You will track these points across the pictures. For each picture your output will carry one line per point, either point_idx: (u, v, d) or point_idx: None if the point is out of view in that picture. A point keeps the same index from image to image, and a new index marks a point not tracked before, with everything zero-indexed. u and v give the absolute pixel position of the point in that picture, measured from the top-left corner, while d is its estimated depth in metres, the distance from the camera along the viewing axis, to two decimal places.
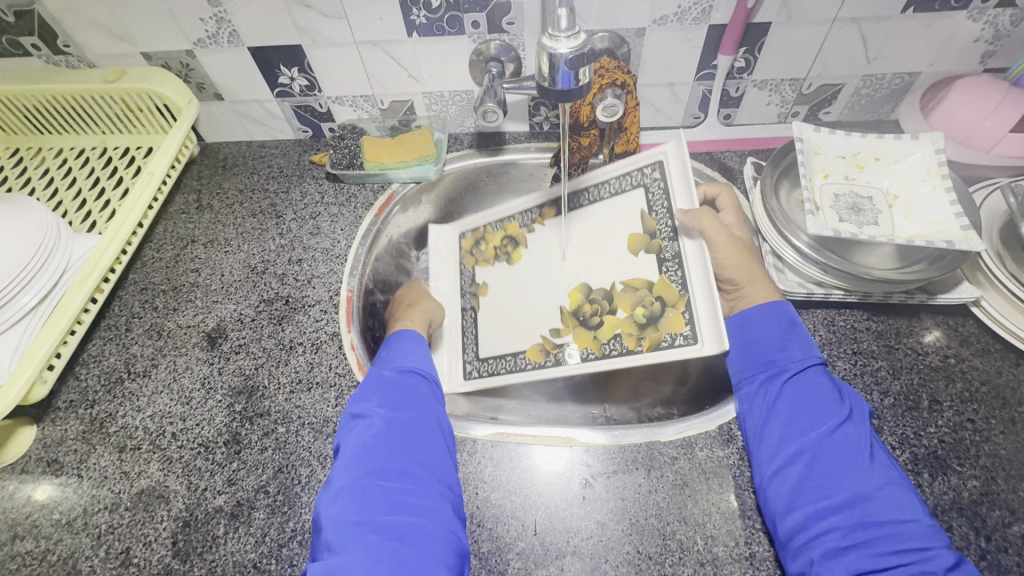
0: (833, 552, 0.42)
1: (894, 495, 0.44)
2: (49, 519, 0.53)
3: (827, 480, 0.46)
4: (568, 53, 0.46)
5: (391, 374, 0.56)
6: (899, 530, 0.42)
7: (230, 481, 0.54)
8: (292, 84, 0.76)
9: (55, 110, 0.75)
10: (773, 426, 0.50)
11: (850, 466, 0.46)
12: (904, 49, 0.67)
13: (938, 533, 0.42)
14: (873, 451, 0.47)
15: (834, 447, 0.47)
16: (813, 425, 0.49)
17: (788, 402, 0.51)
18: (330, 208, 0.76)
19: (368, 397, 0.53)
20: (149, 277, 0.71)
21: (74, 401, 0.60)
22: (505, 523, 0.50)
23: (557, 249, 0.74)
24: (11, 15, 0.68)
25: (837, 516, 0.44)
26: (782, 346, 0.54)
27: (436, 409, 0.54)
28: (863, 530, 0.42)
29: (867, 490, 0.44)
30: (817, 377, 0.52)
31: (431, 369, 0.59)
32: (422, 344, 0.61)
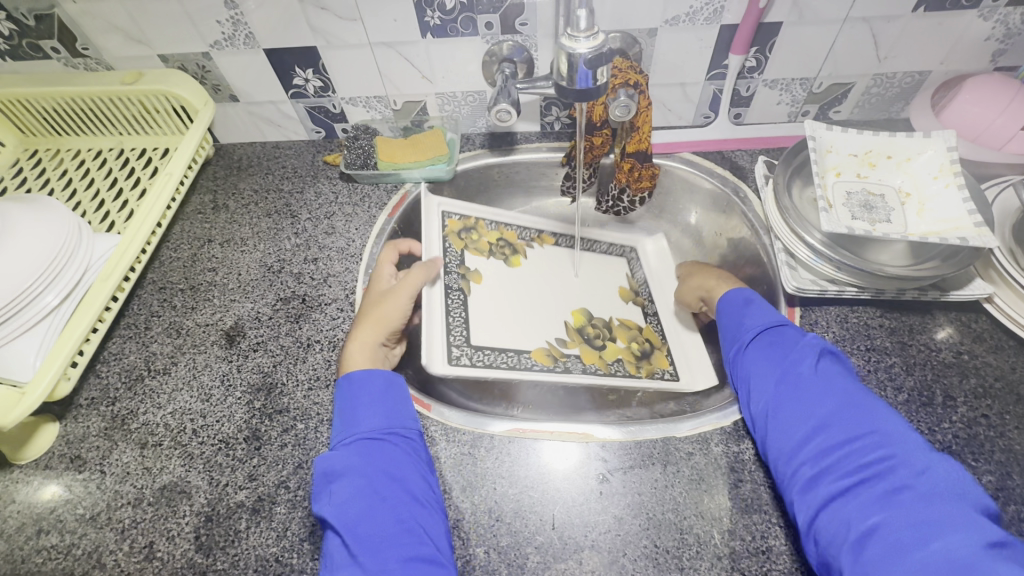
0: (808, 485, 0.44)
1: (851, 414, 0.46)
2: (73, 514, 0.54)
3: (793, 419, 0.47)
4: (587, 53, 0.47)
5: (339, 456, 0.49)
6: (860, 447, 0.44)
7: (251, 476, 0.55)
8: (306, 85, 0.77)
9: (73, 112, 0.76)
10: (743, 383, 0.52)
11: (807, 398, 0.48)
12: (915, 48, 0.67)
13: (908, 441, 0.43)
14: (829, 376, 0.49)
15: (791, 386, 0.49)
16: (768, 369, 0.51)
17: (749, 359, 0.53)
18: (345, 208, 0.77)
19: (323, 498, 0.47)
20: (167, 277, 0.72)
21: (95, 398, 0.61)
22: (524, 518, 0.51)
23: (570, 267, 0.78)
24: (31, 19, 0.69)
25: (806, 449, 0.45)
26: (741, 309, 0.57)
27: (402, 471, 0.49)
28: (828, 456, 0.44)
29: (825, 418, 0.46)
30: (775, 329, 0.54)
31: (393, 420, 0.52)
32: (380, 398, 0.53)
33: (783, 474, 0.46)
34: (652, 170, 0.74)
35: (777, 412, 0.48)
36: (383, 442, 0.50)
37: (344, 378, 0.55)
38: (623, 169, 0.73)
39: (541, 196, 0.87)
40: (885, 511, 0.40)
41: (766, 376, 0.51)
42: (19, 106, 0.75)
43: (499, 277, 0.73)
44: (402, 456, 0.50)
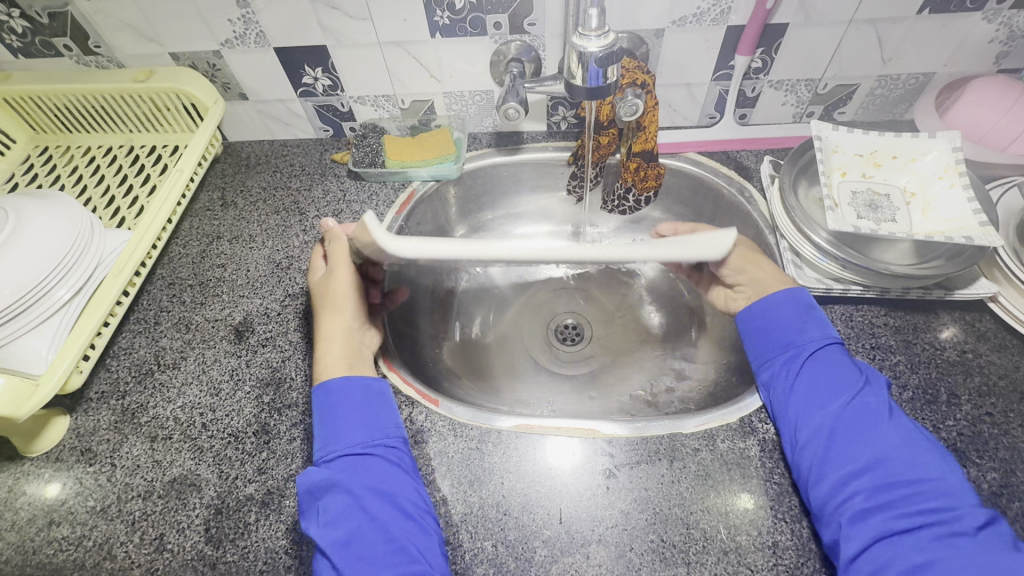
0: (859, 516, 0.44)
1: (913, 456, 0.46)
2: (84, 506, 0.55)
3: (851, 450, 0.48)
4: (598, 51, 0.48)
5: (321, 472, 0.49)
6: (923, 490, 0.44)
7: (261, 470, 0.56)
8: (316, 84, 0.78)
9: (84, 109, 0.77)
10: (796, 400, 0.52)
11: (869, 432, 0.48)
12: (919, 50, 0.68)
13: (964, 490, 0.44)
14: (891, 412, 0.49)
15: (853, 416, 0.49)
16: (832, 397, 0.51)
17: (806, 378, 0.53)
18: (352, 206, 0.78)
19: (310, 515, 0.48)
20: (176, 273, 0.72)
21: (106, 392, 0.62)
22: (531, 512, 0.52)
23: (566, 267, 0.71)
24: (45, 16, 0.70)
25: (861, 479, 0.46)
26: (803, 318, 0.56)
27: (390, 487, 0.49)
28: (885, 493, 0.45)
29: (885, 456, 0.46)
30: (830, 351, 0.54)
31: (376, 433, 0.52)
32: (358, 404, 0.53)
33: (826, 502, 0.46)
34: (657, 169, 0.74)
35: (836, 440, 0.48)
36: (370, 456, 0.50)
37: (320, 390, 0.54)
38: (629, 168, 0.74)
39: (546, 194, 0.87)
40: (941, 553, 0.41)
41: (826, 402, 0.50)
42: (30, 102, 0.76)
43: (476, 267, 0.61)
44: (389, 469, 0.50)
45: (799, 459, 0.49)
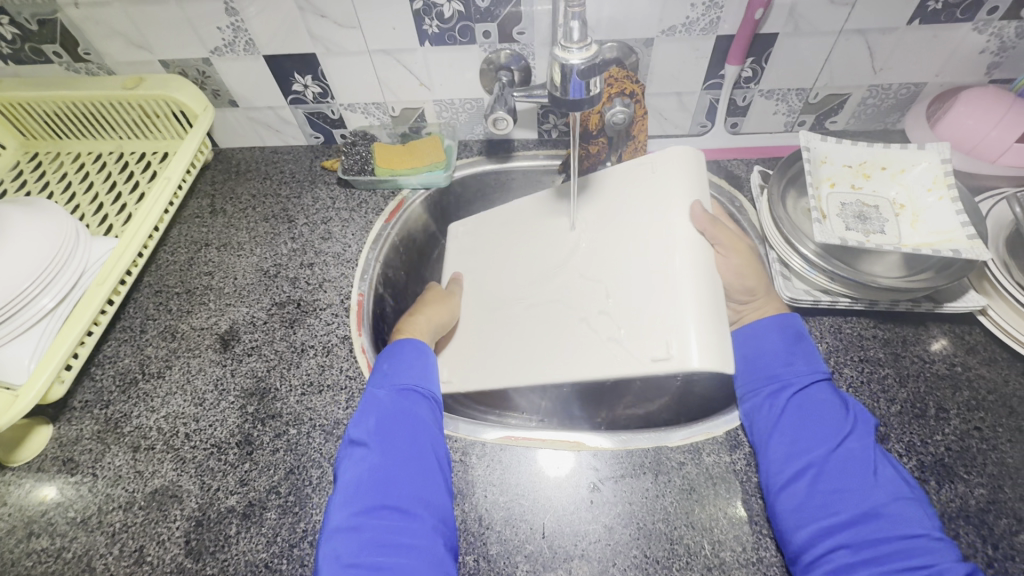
0: (844, 569, 0.42)
1: (898, 510, 0.44)
2: (64, 517, 0.54)
3: (837, 493, 0.46)
4: (581, 63, 0.47)
5: (385, 396, 0.53)
6: (908, 547, 0.42)
7: (243, 481, 0.55)
8: (305, 91, 0.77)
9: (74, 116, 0.77)
10: (779, 441, 0.51)
11: (858, 481, 0.46)
12: (910, 60, 0.68)
13: (950, 551, 0.42)
14: (878, 462, 0.48)
15: (839, 463, 0.48)
16: (819, 441, 0.49)
17: (793, 415, 0.52)
18: (342, 213, 0.78)
19: (364, 420, 0.52)
20: (163, 280, 0.72)
21: (89, 401, 0.62)
22: (514, 526, 0.51)
23: (563, 259, 0.68)
24: (34, 24, 0.70)
25: (845, 532, 0.44)
26: (792, 352, 0.56)
27: (432, 430, 0.52)
28: (870, 548, 0.43)
29: (875, 509, 0.45)
30: (820, 392, 0.53)
31: (432, 384, 0.57)
32: (420, 357, 0.58)
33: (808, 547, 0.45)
34: None
35: (822, 481, 0.47)
36: (423, 398, 0.55)
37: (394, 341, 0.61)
38: None
39: None
40: None
41: (814, 446, 0.49)
42: (20, 109, 0.76)
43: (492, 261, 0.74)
44: (435, 416, 0.54)
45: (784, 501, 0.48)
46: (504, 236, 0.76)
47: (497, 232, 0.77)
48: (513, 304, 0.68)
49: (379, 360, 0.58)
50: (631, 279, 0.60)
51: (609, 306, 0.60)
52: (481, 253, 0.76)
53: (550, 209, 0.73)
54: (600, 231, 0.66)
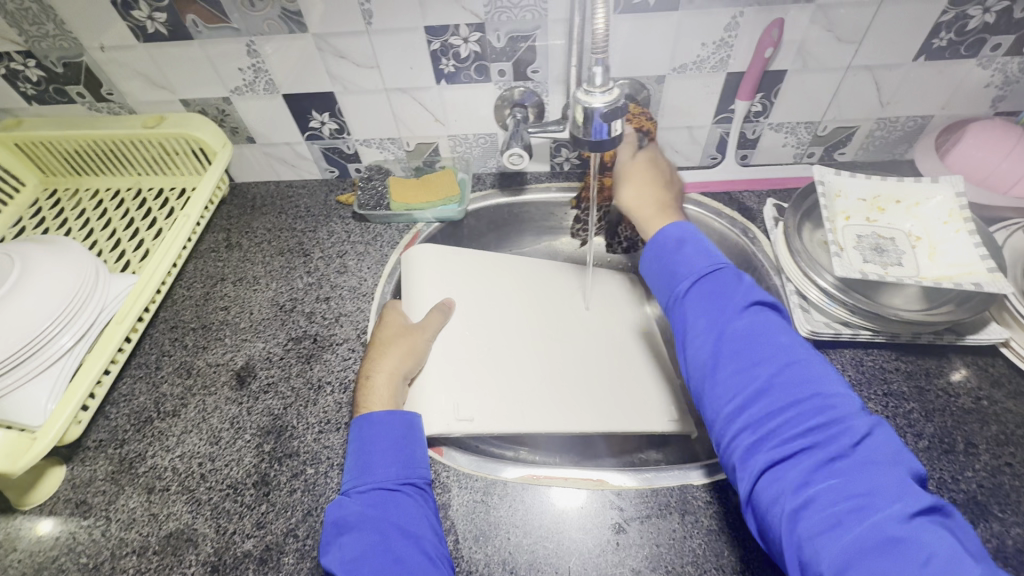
0: (748, 451, 0.41)
1: (789, 376, 0.43)
2: (76, 563, 0.53)
3: (735, 378, 0.44)
4: (603, 106, 0.49)
5: (351, 506, 0.48)
6: (801, 413, 0.41)
7: (259, 524, 0.54)
8: (322, 127, 0.79)
9: (94, 153, 0.78)
10: (688, 337, 0.48)
11: (750, 356, 0.44)
12: (917, 95, 0.69)
13: (851, 406, 0.41)
14: (770, 335, 0.45)
15: (736, 344, 0.45)
16: (709, 327, 0.47)
17: (692, 311, 0.48)
18: (357, 247, 0.78)
19: (332, 546, 0.46)
20: (179, 316, 0.72)
21: (103, 441, 0.61)
22: (539, 570, 0.50)
23: (559, 325, 0.73)
24: (59, 66, 0.71)
25: (745, 413, 0.42)
26: (675, 256, 0.52)
27: (412, 531, 0.47)
28: (768, 422, 0.41)
29: (766, 383, 0.43)
30: (714, 278, 0.50)
31: (410, 470, 0.51)
32: (391, 435, 0.52)
33: (721, 441, 0.43)
34: None
35: (713, 370, 0.45)
36: (400, 493, 0.49)
37: (361, 420, 0.53)
38: None
39: (549, 234, 0.89)
40: (819, 481, 0.38)
41: (703, 334, 0.47)
42: (42, 147, 0.78)
43: (481, 294, 0.72)
44: (418, 511, 0.49)
45: (697, 396, 0.46)
46: (489, 275, 0.75)
47: (486, 270, 0.76)
48: (521, 350, 0.69)
49: (348, 454, 0.52)
50: (624, 350, 0.71)
51: (615, 372, 0.69)
52: (463, 279, 0.73)
53: (538, 274, 0.78)
54: (582, 304, 0.76)
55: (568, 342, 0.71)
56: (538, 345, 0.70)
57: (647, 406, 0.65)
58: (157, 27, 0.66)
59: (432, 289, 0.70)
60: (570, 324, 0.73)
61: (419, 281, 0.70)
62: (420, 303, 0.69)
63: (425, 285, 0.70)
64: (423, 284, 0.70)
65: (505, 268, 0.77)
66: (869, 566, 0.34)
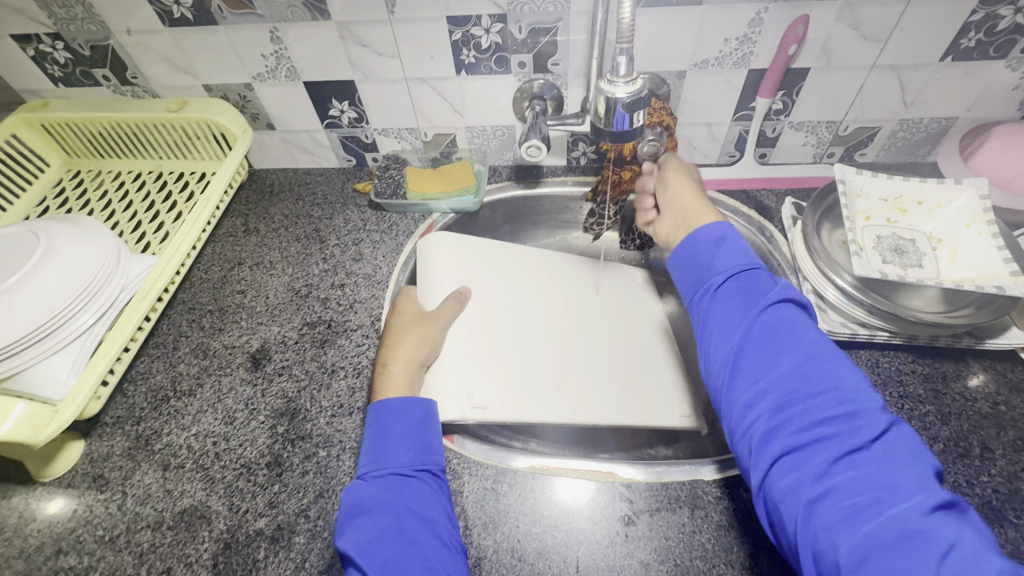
0: (766, 442, 0.41)
1: (814, 370, 0.42)
2: (93, 535, 0.54)
3: (758, 370, 0.44)
4: (626, 97, 0.49)
5: (367, 489, 0.47)
6: (825, 406, 0.40)
7: (272, 503, 0.55)
8: (341, 116, 0.79)
9: (117, 136, 0.80)
10: (711, 331, 0.48)
11: (776, 351, 0.44)
12: (942, 96, 0.68)
13: (873, 403, 0.40)
14: (796, 330, 0.45)
15: (761, 337, 0.45)
16: (738, 320, 0.47)
17: (716, 307, 0.49)
18: (372, 235, 0.79)
19: (348, 527, 0.46)
20: (197, 298, 0.73)
21: (121, 417, 0.62)
22: (547, 559, 0.50)
23: (569, 318, 0.73)
24: (86, 49, 0.72)
25: (766, 406, 0.42)
26: (712, 252, 0.52)
27: (428, 517, 0.47)
28: (790, 415, 0.41)
29: (789, 376, 0.43)
30: (743, 274, 0.50)
31: (426, 457, 0.51)
32: (408, 421, 0.52)
33: (740, 433, 0.43)
34: None
35: (736, 365, 0.45)
36: (416, 479, 0.49)
37: (378, 407, 0.53)
38: None
39: (562, 228, 0.90)
40: (839, 473, 0.37)
41: (727, 329, 0.47)
42: (67, 129, 0.79)
43: (495, 284, 0.73)
44: (433, 499, 0.48)
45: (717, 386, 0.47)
46: (506, 263, 0.76)
47: (502, 260, 0.76)
48: (532, 341, 0.69)
49: (365, 437, 0.52)
50: (633, 344, 0.71)
51: (625, 365, 0.68)
52: (479, 267, 0.73)
53: (550, 266, 0.78)
54: (594, 298, 0.76)
55: (578, 335, 0.71)
56: (549, 337, 0.70)
57: (653, 401, 0.65)
58: (183, 11, 0.67)
59: (447, 278, 0.70)
60: (581, 317, 0.73)
61: (435, 269, 0.71)
62: (434, 292, 0.69)
63: (439, 273, 0.70)
64: (438, 272, 0.70)
65: (519, 259, 0.77)
66: (885, 555, 0.33)
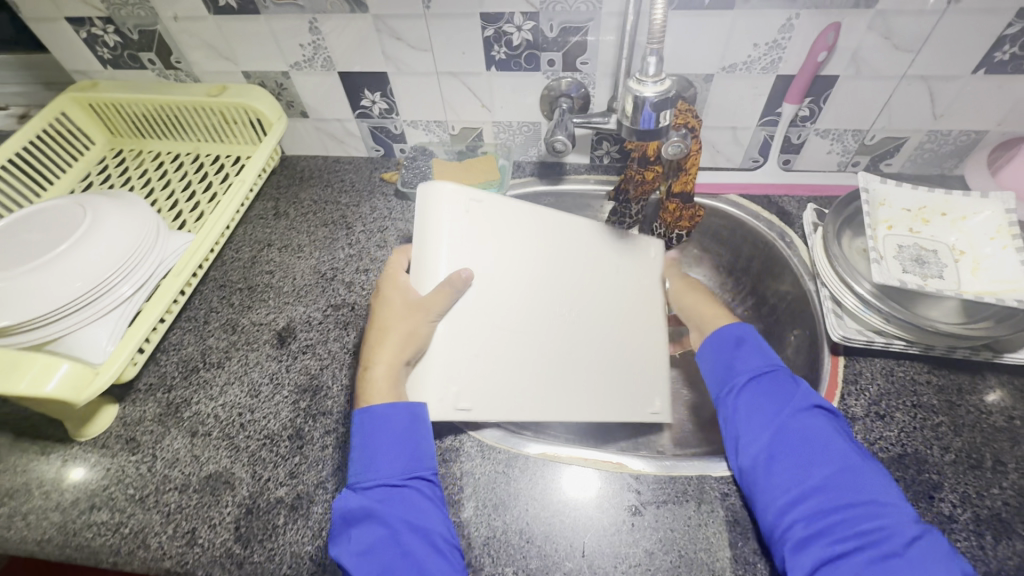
0: (801, 544, 0.45)
1: (847, 480, 0.47)
2: (124, 493, 0.57)
3: (791, 473, 0.49)
4: (654, 96, 0.51)
5: (358, 501, 0.50)
6: (856, 514, 0.46)
7: (292, 474, 0.57)
8: (372, 106, 0.82)
9: (159, 118, 0.83)
10: (742, 429, 0.53)
11: (806, 456, 0.50)
12: (972, 108, 0.68)
13: (900, 513, 0.46)
14: (827, 439, 0.50)
15: (792, 442, 0.51)
16: (766, 425, 0.52)
17: (744, 408, 0.54)
18: (397, 223, 0.81)
19: (342, 538, 0.48)
20: (227, 276, 0.76)
21: (153, 385, 0.65)
22: (554, 542, 0.51)
23: (580, 300, 0.70)
24: (135, 33, 0.76)
25: (801, 508, 0.47)
26: (733, 353, 0.59)
27: (418, 523, 0.49)
28: (824, 520, 0.46)
29: (821, 481, 0.48)
30: (766, 376, 0.56)
31: (415, 464, 0.52)
32: (398, 430, 0.52)
33: (774, 532, 0.47)
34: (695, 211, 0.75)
35: (771, 466, 0.50)
36: (406, 487, 0.51)
37: (364, 414, 0.53)
38: (668, 210, 0.74)
39: None
40: None
41: (759, 430, 0.52)
42: (113, 109, 0.83)
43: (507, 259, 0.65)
44: (425, 505, 0.51)
45: (750, 488, 0.51)
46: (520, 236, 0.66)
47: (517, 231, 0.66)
48: (537, 331, 0.65)
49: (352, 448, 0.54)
50: (631, 335, 0.72)
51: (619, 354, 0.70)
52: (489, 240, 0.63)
53: (571, 234, 0.72)
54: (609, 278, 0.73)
55: (584, 319, 0.69)
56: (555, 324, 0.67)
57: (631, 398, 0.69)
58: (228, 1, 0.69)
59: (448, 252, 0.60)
60: (591, 300, 0.70)
61: (434, 241, 0.59)
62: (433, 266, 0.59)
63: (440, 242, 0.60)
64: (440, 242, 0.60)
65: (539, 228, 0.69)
66: None
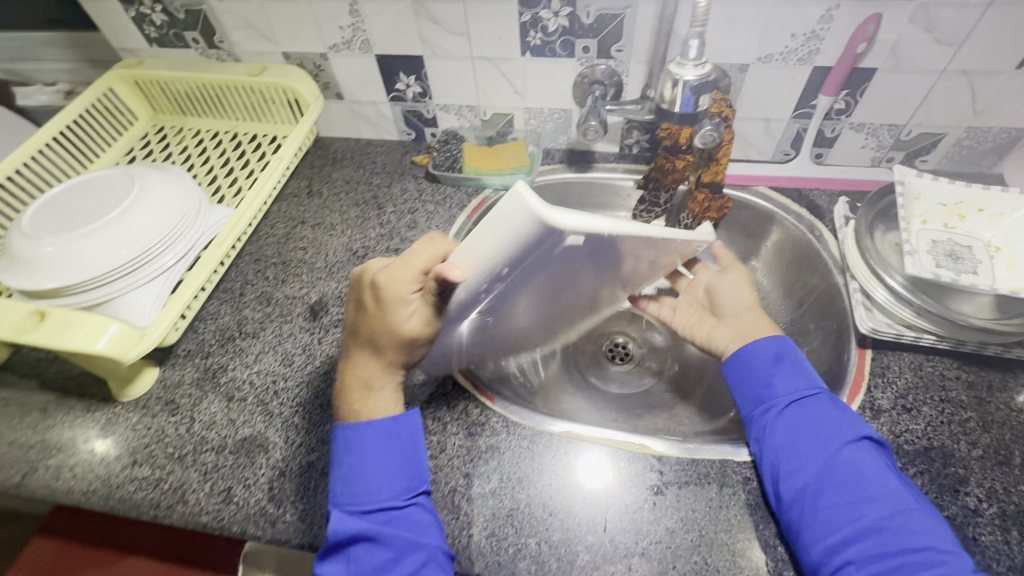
0: None
1: (901, 520, 0.44)
2: (164, 451, 0.60)
3: (838, 510, 0.46)
4: (694, 79, 0.52)
5: (356, 525, 0.47)
6: (916, 558, 0.42)
7: (323, 440, 0.59)
8: (406, 90, 0.83)
9: (200, 96, 0.86)
10: (783, 456, 0.51)
11: (857, 491, 0.47)
12: (1014, 105, 0.67)
13: (961, 561, 0.42)
14: (877, 474, 0.47)
15: (839, 475, 0.48)
16: (811, 456, 0.50)
17: (784, 431, 0.52)
18: (427, 206, 0.83)
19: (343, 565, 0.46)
20: (262, 251, 0.78)
21: (191, 351, 0.68)
22: (576, 517, 0.53)
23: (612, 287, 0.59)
24: (181, 12, 0.78)
25: (851, 547, 0.44)
26: (773, 368, 0.57)
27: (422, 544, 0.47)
28: (876, 561, 0.43)
29: (875, 520, 0.45)
30: (807, 399, 0.54)
31: (412, 482, 0.50)
32: (396, 445, 0.51)
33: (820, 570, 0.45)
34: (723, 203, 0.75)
35: (817, 499, 0.47)
36: (405, 508, 0.49)
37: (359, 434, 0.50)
38: (696, 199, 0.74)
39: None
40: None
41: (805, 458, 0.50)
42: (156, 87, 0.86)
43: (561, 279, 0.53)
44: (426, 523, 0.49)
45: (792, 523, 0.48)
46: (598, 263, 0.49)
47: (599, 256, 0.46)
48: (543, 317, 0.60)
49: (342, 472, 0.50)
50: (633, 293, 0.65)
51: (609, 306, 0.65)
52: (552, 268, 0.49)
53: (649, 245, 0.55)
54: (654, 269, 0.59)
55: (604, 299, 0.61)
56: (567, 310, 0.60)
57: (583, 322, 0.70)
58: None
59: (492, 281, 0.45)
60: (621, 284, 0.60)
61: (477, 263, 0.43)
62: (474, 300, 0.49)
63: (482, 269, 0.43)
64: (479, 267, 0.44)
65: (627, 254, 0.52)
66: None
